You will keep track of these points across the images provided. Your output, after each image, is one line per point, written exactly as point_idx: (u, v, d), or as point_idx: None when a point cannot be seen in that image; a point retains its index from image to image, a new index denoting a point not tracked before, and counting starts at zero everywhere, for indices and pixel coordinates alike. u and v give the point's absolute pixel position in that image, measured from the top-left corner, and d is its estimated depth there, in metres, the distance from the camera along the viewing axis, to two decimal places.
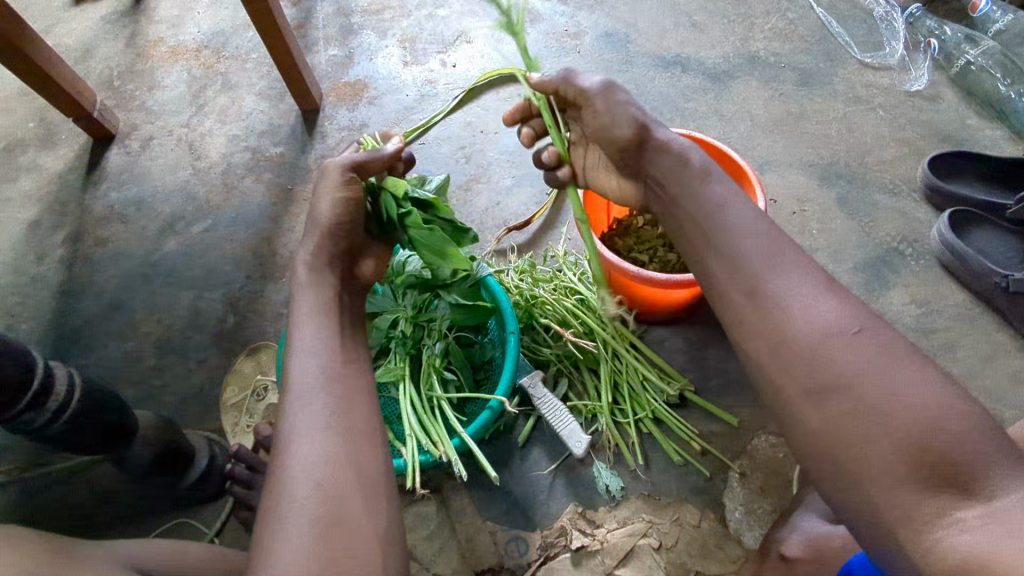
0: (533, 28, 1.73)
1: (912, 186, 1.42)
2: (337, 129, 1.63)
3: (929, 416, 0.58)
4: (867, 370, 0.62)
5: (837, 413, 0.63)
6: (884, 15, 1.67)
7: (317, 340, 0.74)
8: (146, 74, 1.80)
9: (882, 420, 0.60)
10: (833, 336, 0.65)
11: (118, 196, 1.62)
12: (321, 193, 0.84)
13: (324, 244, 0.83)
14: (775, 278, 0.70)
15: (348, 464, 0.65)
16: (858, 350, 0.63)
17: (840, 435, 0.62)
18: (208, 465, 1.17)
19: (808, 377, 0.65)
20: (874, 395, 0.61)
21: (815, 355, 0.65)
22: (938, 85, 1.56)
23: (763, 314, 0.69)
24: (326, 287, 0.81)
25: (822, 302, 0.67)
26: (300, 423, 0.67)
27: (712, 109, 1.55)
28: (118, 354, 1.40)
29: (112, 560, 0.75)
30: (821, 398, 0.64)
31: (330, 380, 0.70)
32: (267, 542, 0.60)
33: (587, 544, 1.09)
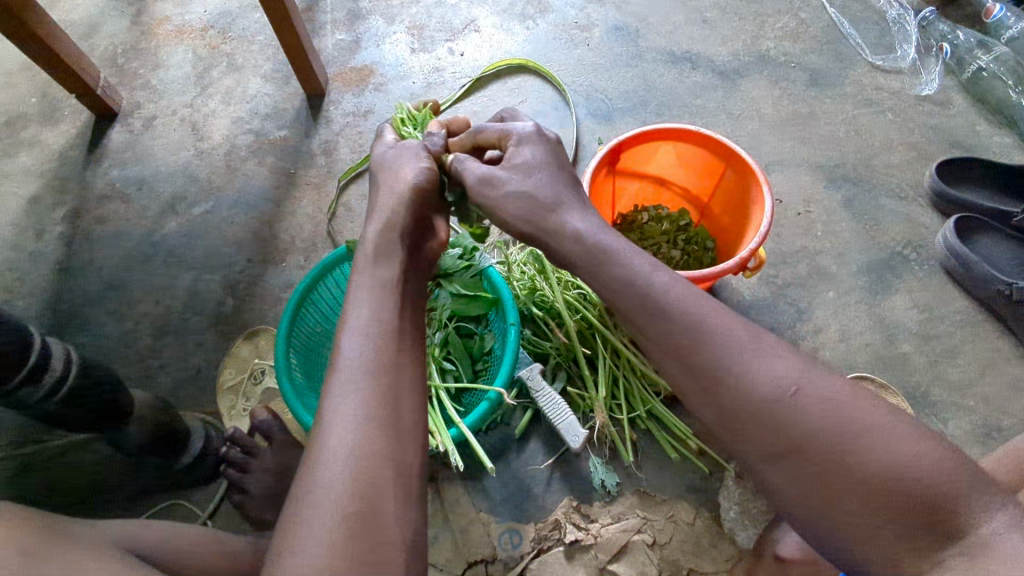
0: (542, 20, 1.72)
1: (919, 191, 1.41)
2: (342, 114, 1.62)
3: (904, 457, 0.57)
4: (828, 423, 0.60)
5: (807, 471, 0.60)
6: (897, 18, 1.66)
7: (371, 317, 0.73)
8: (151, 53, 1.78)
9: (857, 469, 0.58)
10: (770, 403, 0.62)
11: (119, 174, 1.60)
12: (404, 166, 0.88)
13: (397, 209, 0.83)
14: (712, 339, 0.66)
15: (387, 460, 0.64)
16: (808, 406, 0.61)
17: (812, 491, 0.60)
18: (202, 449, 1.17)
19: (769, 437, 0.62)
20: (843, 447, 0.59)
21: (772, 417, 0.62)
22: (949, 89, 1.55)
23: (705, 378, 0.66)
24: (393, 261, 0.80)
25: (755, 364, 0.64)
26: (341, 410, 0.66)
27: (721, 107, 1.55)
28: (115, 334, 1.40)
29: (106, 540, 0.74)
30: (784, 458, 0.62)
31: (377, 365, 0.69)
32: (293, 532, 0.59)
33: (581, 538, 1.09)
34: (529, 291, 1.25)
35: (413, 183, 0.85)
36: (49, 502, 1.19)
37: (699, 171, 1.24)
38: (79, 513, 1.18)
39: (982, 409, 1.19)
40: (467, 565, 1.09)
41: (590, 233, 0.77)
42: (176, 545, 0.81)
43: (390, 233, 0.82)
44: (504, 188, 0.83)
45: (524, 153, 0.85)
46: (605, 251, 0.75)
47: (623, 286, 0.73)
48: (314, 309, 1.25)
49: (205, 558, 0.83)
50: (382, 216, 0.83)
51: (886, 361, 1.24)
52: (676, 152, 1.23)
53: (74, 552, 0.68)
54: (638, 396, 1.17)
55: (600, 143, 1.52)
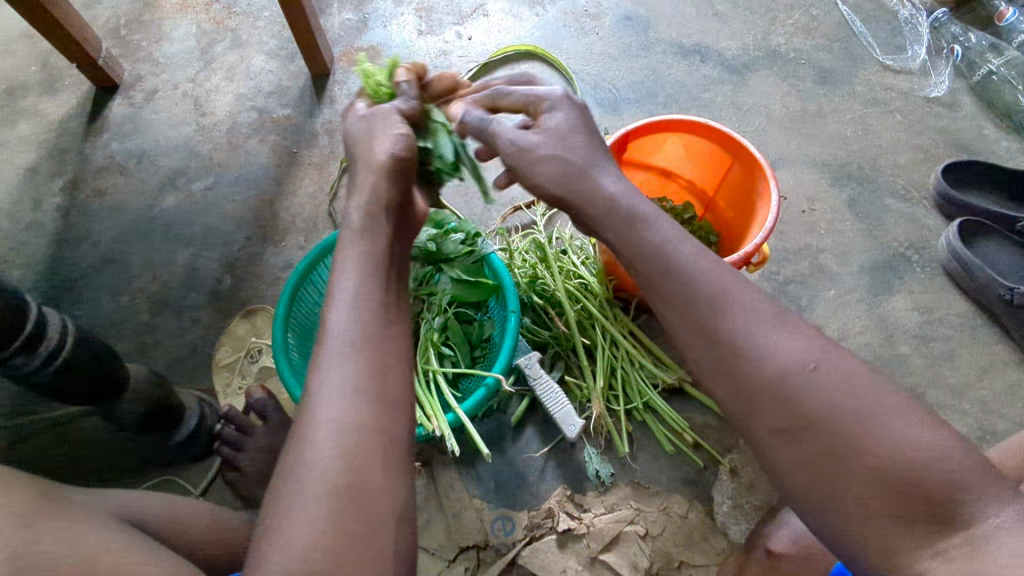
0: (552, 6, 1.71)
1: (923, 194, 1.40)
2: (346, 95, 1.61)
3: (916, 443, 0.57)
4: (840, 405, 0.59)
5: (812, 451, 0.60)
6: (909, 18, 1.65)
7: (360, 294, 0.71)
8: (154, 26, 1.76)
9: (866, 453, 0.58)
10: (791, 374, 0.62)
11: (119, 147, 1.59)
12: (378, 137, 0.83)
13: (381, 185, 0.80)
14: (728, 312, 0.65)
15: (377, 434, 0.63)
16: (823, 384, 0.61)
17: (816, 471, 0.60)
18: (197, 425, 1.16)
19: (778, 414, 0.62)
20: (854, 431, 0.58)
21: (783, 393, 0.61)
22: (958, 92, 1.54)
23: (720, 352, 0.65)
24: (380, 239, 0.77)
25: (772, 336, 0.63)
26: (327, 385, 0.64)
27: (729, 101, 1.54)
28: (112, 307, 1.39)
29: (104, 509, 0.74)
30: (790, 436, 0.61)
31: (365, 341, 0.67)
32: (282, 504, 0.59)
33: (573, 528, 1.09)
34: (530, 278, 1.24)
35: (391, 154, 0.80)
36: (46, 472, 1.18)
37: (706, 163, 1.23)
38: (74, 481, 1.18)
39: (977, 413, 1.20)
40: (459, 550, 1.09)
41: (623, 197, 0.77)
42: (170, 518, 0.81)
43: (377, 204, 0.79)
44: (536, 154, 0.81)
45: (554, 120, 0.82)
46: (635, 215, 0.75)
47: (651, 255, 0.72)
48: (312, 288, 1.25)
49: (200, 530, 0.83)
50: (363, 190, 0.79)
51: (885, 361, 1.24)
52: (683, 144, 1.22)
53: (73, 518, 0.67)
54: (635, 387, 1.17)
55: (606, 133, 1.51)
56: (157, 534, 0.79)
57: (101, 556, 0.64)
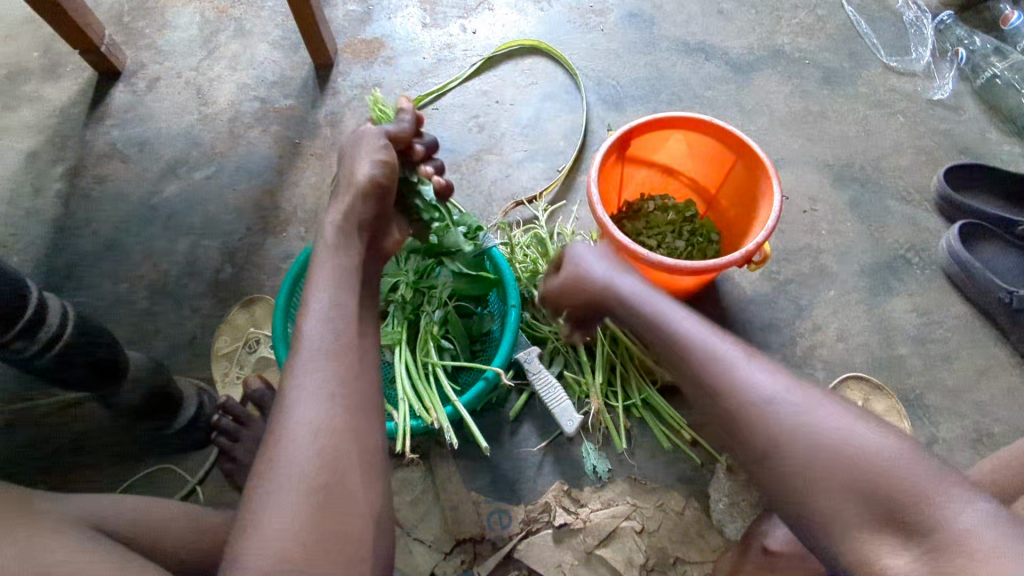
0: (557, 2, 1.70)
1: (925, 196, 1.41)
2: (349, 86, 1.60)
3: (866, 452, 0.60)
4: (798, 425, 0.63)
5: (780, 470, 0.63)
6: (915, 20, 1.64)
7: (335, 302, 0.72)
8: (157, 14, 1.75)
9: (823, 467, 0.61)
10: (756, 400, 0.66)
11: (121, 135, 1.58)
12: (359, 158, 0.86)
13: (357, 205, 0.83)
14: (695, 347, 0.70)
15: (353, 437, 0.65)
16: (782, 408, 0.64)
17: (787, 488, 0.63)
18: (195, 415, 1.17)
19: (748, 439, 0.66)
20: (811, 448, 0.62)
21: (748, 418, 0.66)
22: (962, 95, 1.54)
23: (697, 384, 0.70)
24: (353, 254, 0.80)
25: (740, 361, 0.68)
26: (304, 388, 0.66)
27: (732, 100, 1.54)
28: (110, 295, 1.38)
29: (71, 516, 0.72)
30: (761, 458, 0.65)
31: (342, 347, 0.69)
32: (260, 503, 0.61)
33: (570, 522, 1.10)
34: (531, 274, 1.24)
35: (370, 175, 0.83)
36: (27, 469, 1.17)
37: (709, 161, 1.23)
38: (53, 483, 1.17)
39: (974, 415, 1.20)
40: (455, 543, 1.09)
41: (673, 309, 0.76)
42: (145, 521, 0.80)
43: (355, 222, 0.82)
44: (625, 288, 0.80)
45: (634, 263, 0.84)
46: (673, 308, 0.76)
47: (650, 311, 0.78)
48: None
49: (177, 530, 0.82)
50: (341, 209, 0.83)
51: (883, 362, 1.25)
52: (687, 141, 1.22)
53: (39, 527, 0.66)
54: (634, 384, 1.18)
55: (609, 129, 1.51)
56: (128, 540, 0.78)
57: (66, 564, 0.63)
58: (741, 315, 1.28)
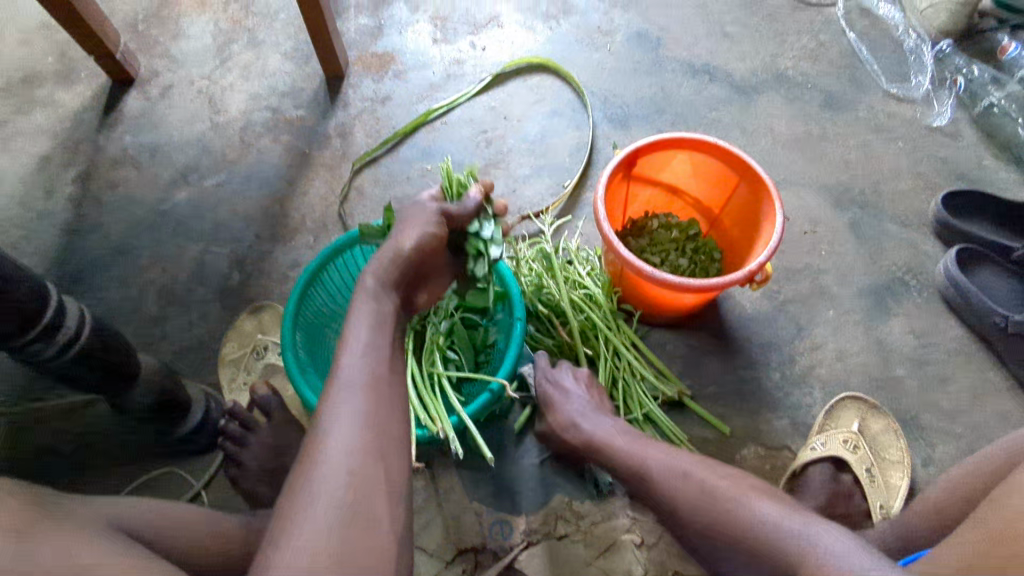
0: (565, 21, 1.74)
1: (923, 220, 1.44)
2: (359, 99, 1.63)
3: (743, 519, 0.76)
4: (695, 508, 0.81)
5: (702, 545, 0.82)
6: (914, 48, 1.68)
7: (371, 341, 0.80)
8: (172, 22, 1.78)
9: (720, 537, 0.78)
10: (665, 493, 0.85)
11: (133, 140, 1.60)
12: (411, 225, 0.92)
13: (396, 267, 0.88)
14: (617, 455, 0.94)
15: (379, 460, 0.71)
16: (682, 495, 0.83)
17: (714, 558, 0.81)
18: (202, 419, 1.18)
19: (674, 525, 0.86)
20: (708, 523, 0.80)
21: (668, 509, 0.85)
22: (960, 122, 1.57)
23: (634, 484, 0.91)
24: (387, 303, 0.86)
25: (650, 455, 0.90)
26: (340, 414, 0.72)
27: (736, 121, 1.57)
28: (119, 299, 1.40)
29: (98, 518, 0.74)
30: (688, 539, 0.85)
31: (374, 379, 0.76)
32: (294, 514, 0.65)
33: (570, 534, 1.12)
34: (535, 287, 1.25)
35: (415, 246, 0.89)
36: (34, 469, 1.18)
37: (713, 182, 1.26)
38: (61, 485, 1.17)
39: (969, 436, 1.22)
40: (457, 552, 1.11)
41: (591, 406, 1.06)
42: (165, 524, 0.82)
43: (393, 282, 0.88)
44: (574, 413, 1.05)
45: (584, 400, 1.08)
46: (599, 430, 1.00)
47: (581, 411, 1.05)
48: (320, 290, 1.27)
49: (195, 536, 0.84)
50: (378, 263, 0.87)
51: (880, 382, 1.27)
52: (691, 162, 1.25)
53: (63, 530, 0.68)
54: (636, 397, 1.19)
55: (614, 147, 1.54)
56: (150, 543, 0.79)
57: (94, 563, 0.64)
58: (741, 333, 1.31)
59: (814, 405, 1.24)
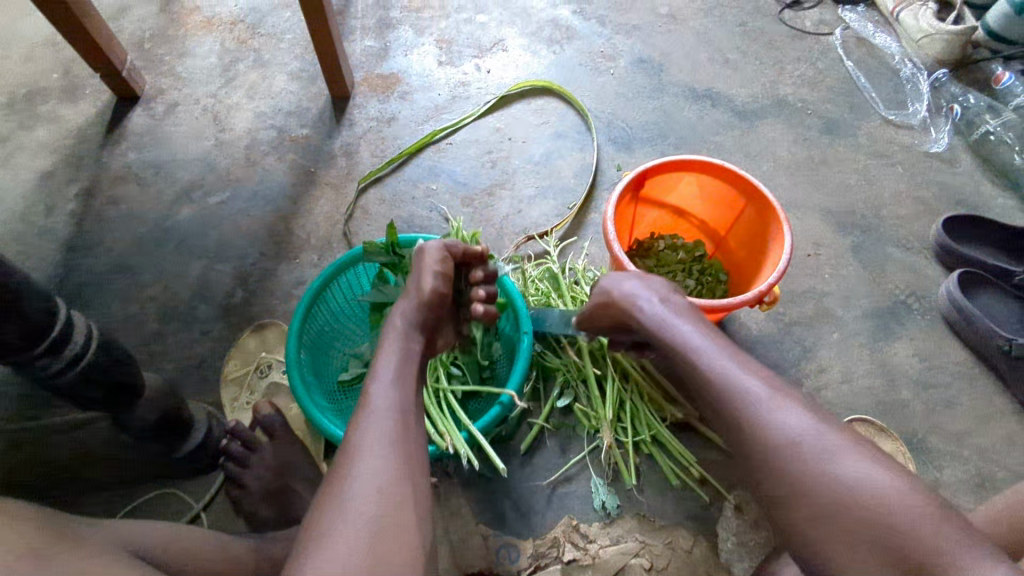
0: (569, 45, 1.77)
1: (924, 244, 1.45)
2: (365, 118, 1.64)
3: (887, 501, 0.61)
4: (822, 479, 0.64)
5: (803, 517, 0.65)
6: (910, 76, 1.72)
7: (400, 370, 0.80)
8: (178, 41, 1.80)
9: (847, 515, 0.63)
10: (782, 447, 0.67)
11: (137, 157, 1.60)
12: (425, 269, 0.91)
13: (420, 312, 0.87)
14: (718, 382, 0.73)
15: (405, 483, 0.69)
16: (806, 458, 0.66)
17: (813, 538, 0.65)
18: (205, 437, 1.16)
19: (772, 484, 0.67)
20: (835, 496, 0.63)
21: (777, 463, 0.67)
22: (956, 149, 1.60)
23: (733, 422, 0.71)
24: (414, 337, 0.86)
25: (766, 397, 0.70)
26: (367, 439, 0.71)
27: (738, 145, 1.59)
28: (120, 316, 1.38)
29: (113, 541, 0.72)
30: (783, 505, 0.67)
31: (402, 408, 0.75)
32: (320, 536, 0.64)
33: (578, 558, 1.10)
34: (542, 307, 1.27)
35: (434, 286, 0.88)
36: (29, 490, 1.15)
37: (720, 204, 1.27)
38: (54, 505, 1.15)
39: (976, 460, 1.22)
40: None
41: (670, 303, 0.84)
42: (179, 548, 0.80)
43: (415, 321, 0.87)
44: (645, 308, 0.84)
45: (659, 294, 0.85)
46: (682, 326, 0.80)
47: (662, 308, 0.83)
48: (324, 307, 1.26)
49: (209, 562, 0.82)
50: (405, 303, 0.88)
51: (887, 405, 1.27)
52: (698, 183, 1.26)
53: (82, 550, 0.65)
54: (644, 420, 1.18)
55: (618, 169, 1.56)
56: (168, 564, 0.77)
57: None
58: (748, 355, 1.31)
59: None
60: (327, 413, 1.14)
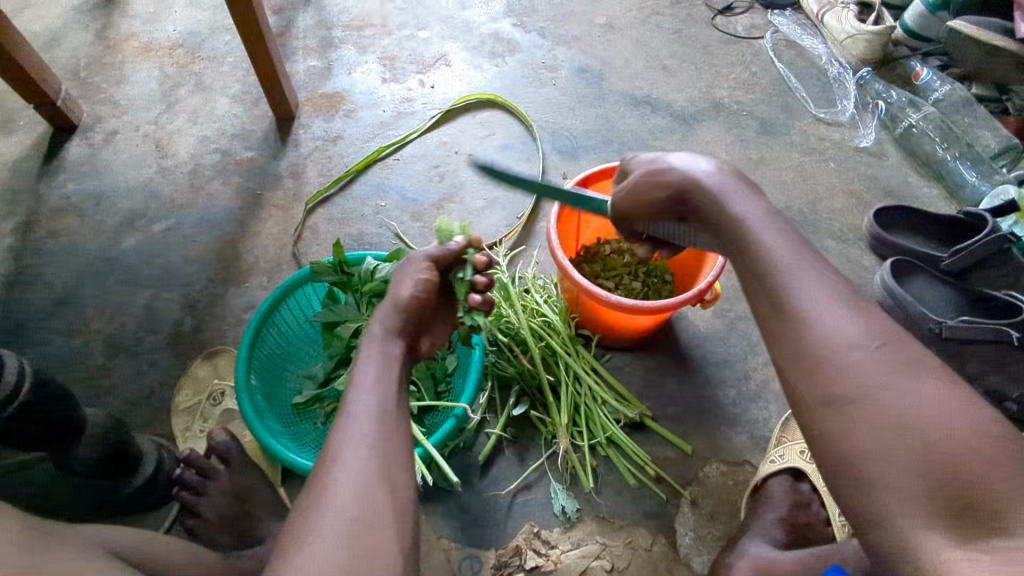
0: (511, 58, 1.80)
1: (859, 235, 1.52)
2: (311, 138, 1.64)
3: (949, 422, 0.57)
4: (885, 390, 0.59)
5: (857, 424, 0.60)
6: (838, 75, 1.80)
7: (379, 374, 0.80)
8: (115, 68, 1.77)
9: (908, 427, 0.57)
10: (845, 352, 0.62)
11: (76, 188, 1.56)
12: (406, 275, 0.94)
13: (400, 317, 0.89)
14: (782, 269, 0.68)
15: (385, 480, 0.68)
16: (873, 369, 0.61)
17: (858, 451, 0.59)
18: (154, 472, 1.14)
19: (825, 387, 0.62)
20: (897, 409, 0.58)
21: (836, 368, 0.62)
22: (883, 143, 1.68)
23: (788, 322, 0.66)
24: (394, 345, 0.86)
25: (832, 298, 0.65)
26: (347, 439, 0.71)
27: (679, 148, 1.63)
28: (63, 351, 1.35)
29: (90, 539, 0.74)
30: (836, 408, 0.61)
31: (383, 410, 0.75)
32: (299, 533, 0.63)
33: (541, 565, 1.11)
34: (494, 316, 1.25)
35: (412, 292, 0.90)
36: None
37: None
38: None
39: None
40: None
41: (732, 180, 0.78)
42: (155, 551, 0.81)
43: (397, 323, 0.88)
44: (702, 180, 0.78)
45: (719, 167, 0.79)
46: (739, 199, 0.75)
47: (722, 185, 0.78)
48: (274, 330, 1.25)
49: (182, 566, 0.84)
50: (385, 308, 0.89)
51: None
52: None
53: (63, 551, 0.66)
54: (598, 421, 1.20)
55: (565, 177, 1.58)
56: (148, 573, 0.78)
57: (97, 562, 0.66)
58: (697, 352, 1.35)
59: (771, 419, 1.28)
60: (279, 436, 1.13)
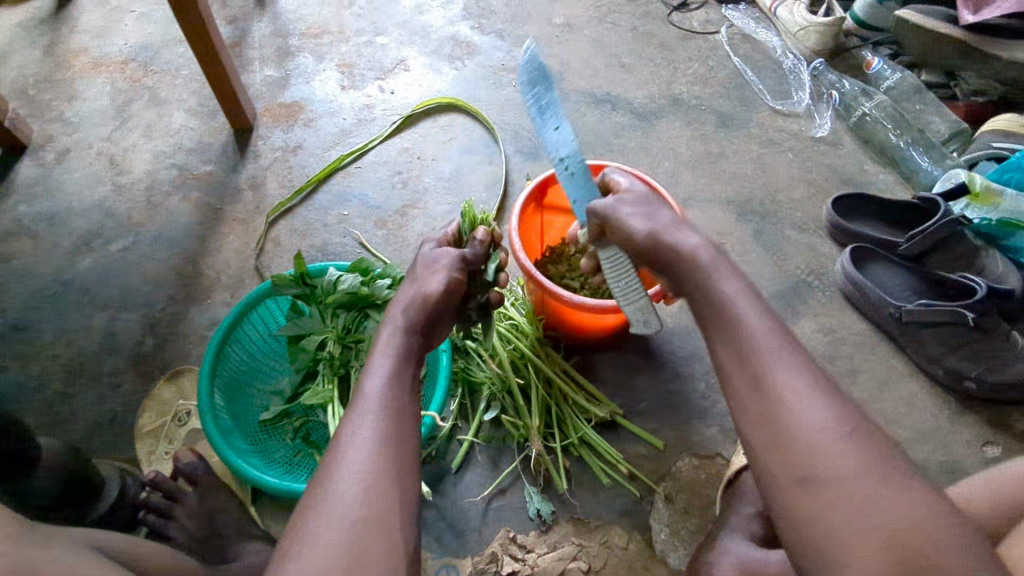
0: (471, 61, 1.79)
1: (819, 224, 1.54)
2: (270, 149, 1.62)
3: (907, 514, 0.59)
4: (848, 475, 0.61)
5: (823, 503, 0.62)
6: (792, 67, 1.82)
7: (394, 368, 0.78)
8: (65, 84, 1.72)
9: (871, 514, 0.59)
10: (817, 433, 0.64)
11: (28, 210, 1.52)
12: (436, 268, 0.92)
13: (418, 308, 0.87)
14: (764, 346, 0.69)
15: (392, 477, 0.67)
16: (841, 453, 0.62)
17: (823, 528, 0.61)
18: (118, 497, 1.12)
19: (797, 464, 0.64)
20: (861, 495, 0.60)
21: (807, 449, 0.63)
22: (839, 132, 1.71)
23: (764, 400, 0.67)
24: (411, 335, 0.85)
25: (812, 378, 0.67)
26: (355, 436, 0.70)
27: (640, 145, 1.64)
28: (20, 379, 1.31)
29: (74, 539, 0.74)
30: (805, 486, 0.63)
31: (394, 405, 0.74)
32: (303, 530, 0.63)
33: (518, 570, 1.10)
34: None
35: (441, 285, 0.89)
36: None
37: None
38: None
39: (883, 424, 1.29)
40: None
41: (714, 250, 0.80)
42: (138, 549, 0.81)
43: (414, 318, 0.86)
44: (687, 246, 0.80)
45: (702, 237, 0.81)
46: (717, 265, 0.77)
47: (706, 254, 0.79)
48: (236, 346, 1.22)
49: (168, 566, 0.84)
50: (405, 300, 0.88)
51: None
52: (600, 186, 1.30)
53: (47, 548, 0.66)
54: (569, 421, 1.21)
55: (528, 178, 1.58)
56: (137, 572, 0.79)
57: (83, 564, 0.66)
58: (665, 348, 1.36)
59: None
60: (246, 454, 1.12)
